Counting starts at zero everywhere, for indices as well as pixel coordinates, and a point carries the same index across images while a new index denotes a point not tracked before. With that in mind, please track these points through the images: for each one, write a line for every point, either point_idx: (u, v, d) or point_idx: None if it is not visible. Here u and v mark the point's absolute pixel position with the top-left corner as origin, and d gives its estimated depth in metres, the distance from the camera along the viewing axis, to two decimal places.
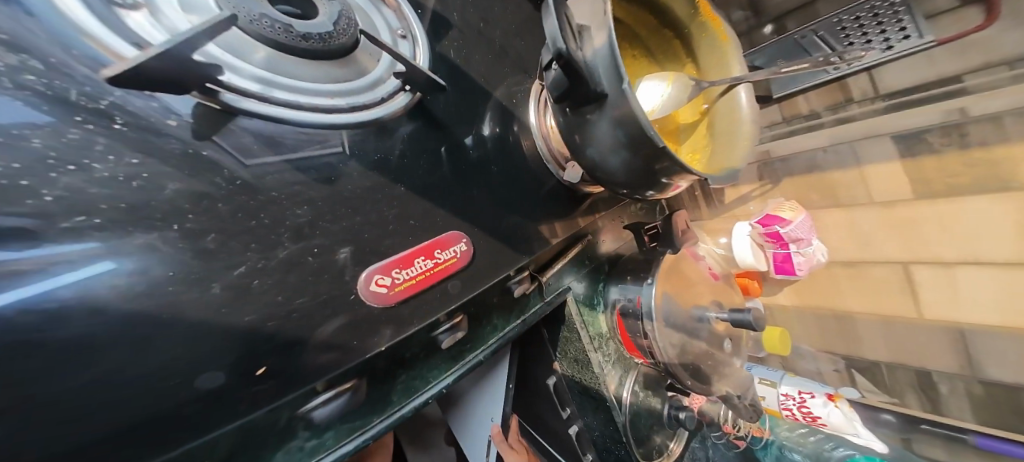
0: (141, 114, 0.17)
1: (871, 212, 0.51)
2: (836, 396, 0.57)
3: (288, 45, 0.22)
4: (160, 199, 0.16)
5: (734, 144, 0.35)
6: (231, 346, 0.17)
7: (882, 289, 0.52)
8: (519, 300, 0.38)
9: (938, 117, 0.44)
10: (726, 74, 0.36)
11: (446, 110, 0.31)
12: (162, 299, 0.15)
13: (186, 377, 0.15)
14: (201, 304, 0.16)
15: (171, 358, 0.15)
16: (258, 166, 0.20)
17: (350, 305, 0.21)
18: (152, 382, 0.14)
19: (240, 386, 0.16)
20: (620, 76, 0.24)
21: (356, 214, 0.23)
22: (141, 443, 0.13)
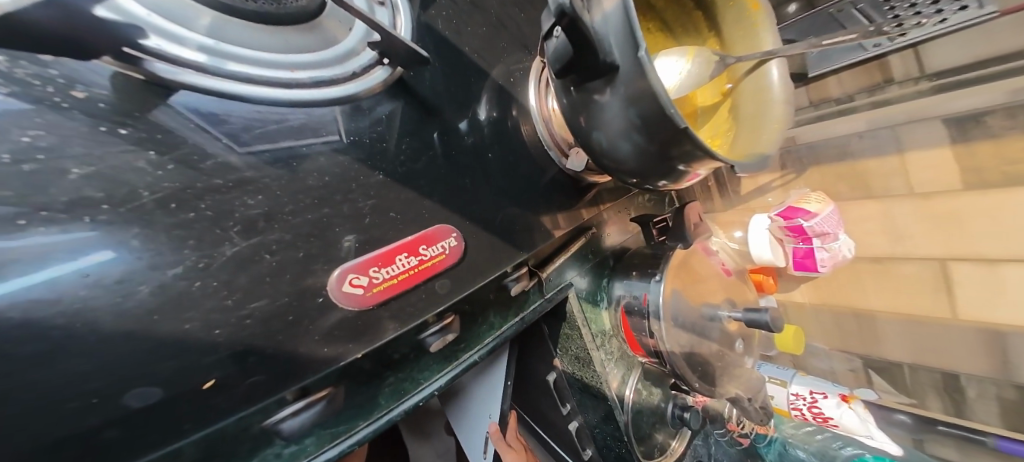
0: (29, 80, 0.14)
1: (907, 204, 0.47)
2: (850, 397, 0.54)
3: (236, 7, 0.19)
4: (61, 187, 0.13)
5: (764, 128, 0.31)
6: (166, 359, 0.14)
7: (912, 286, 0.48)
8: (517, 297, 0.35)
9: (1002, 97, 0.38)
10: (756, 49, 0.31)
11: (433, 89, 0.28)
12: (65, 308, 0.13)
13: (108, 396, 0.13)
14: (122, 312, 0.14)
15: (86, 375, 0.13)
16: (196, 148, 0.17)
17: (316, 309, 0.19)
18: (60, 404, 0.12)
19: (179, 402, 0.14)
20: (637, 43, 0.20)
21: (324, 205, 0.20)
22: None
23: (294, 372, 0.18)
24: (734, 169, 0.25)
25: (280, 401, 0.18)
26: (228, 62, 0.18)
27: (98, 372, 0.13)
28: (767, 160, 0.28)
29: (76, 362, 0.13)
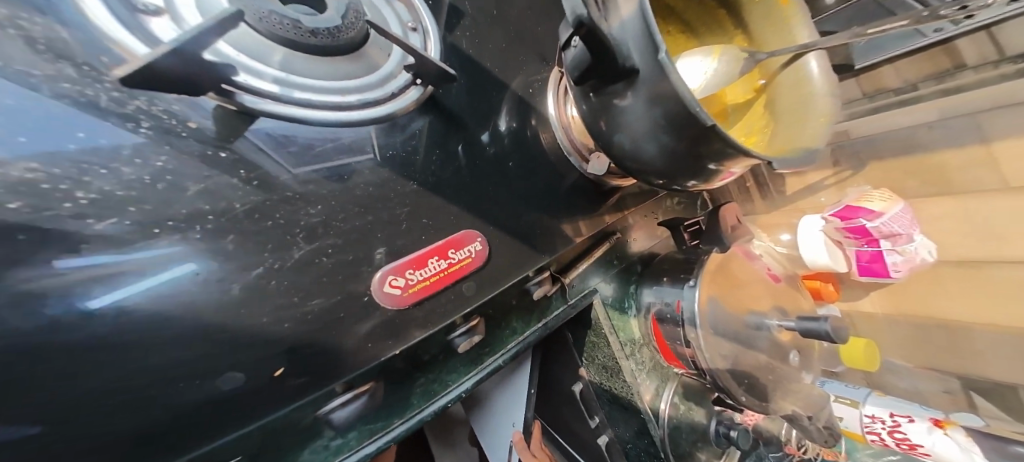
0: (162, 115, 0.18)
1: (998, 200, 0.40)
2: (945, 422, 0.45)
3: (299, 42, 0.22)
4: (180, 201, 0.17)
5: (805, 123, 0.29)
6: (250, 347, 0.17)
7: (1016, 294, 0.40)
8: (539, 302, 0.36)
9: None
10: (790, 42, 0.30)
11: (458, 104, 0.30)
12: (181, 300, 0.16)
13: (209, 377, 0.16)
14: (218, 304, 0.16)
15: (183, 361, 0.15)
16: (272, 166, 0.20)
17: (363, 306, 0.21)
18: (176, 382, 0.15)
19: (261, 387, 0.17)
20: (656, 45, 0.20)
21: (368, 213, 0.22)
22: (177, 434, 0.14)
23: (347, 365, 0.19)
24: (772, 166, 0.23)
25: (332, 392, 0.20)
26: (296, 91, 0.22)
27: (202, 357, 0.16)
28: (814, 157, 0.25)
29: (185, 346, 0.15)
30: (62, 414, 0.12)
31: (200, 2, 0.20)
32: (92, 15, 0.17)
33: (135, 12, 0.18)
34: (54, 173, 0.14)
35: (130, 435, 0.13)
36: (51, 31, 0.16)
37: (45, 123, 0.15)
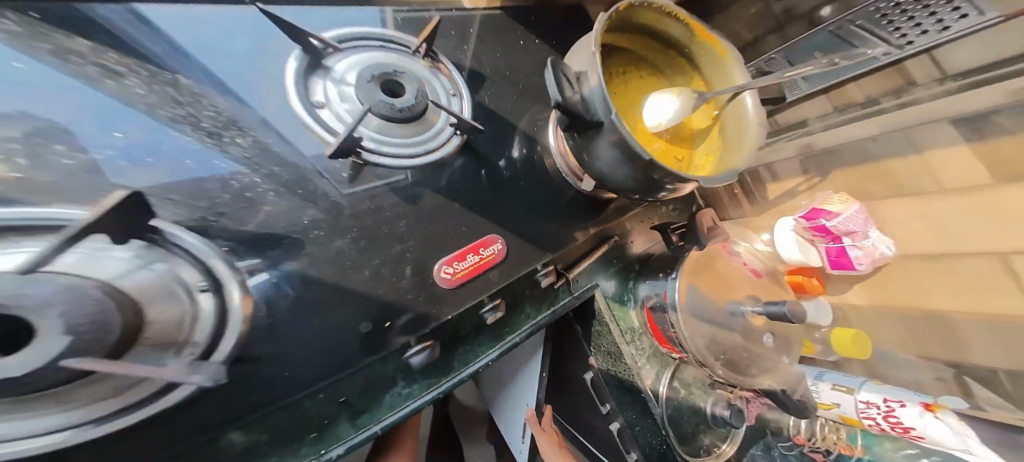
0: (327, 170, 0.33)
1: (948, 199, 0.43)
2: (936, 406, 0.48)
3: (393, 117, 0.35)
4: (344, 220, 0.32)
5: (738, 148, 0.37)
6: (373, 308, 0.31)
7: (969, 285, 0.43)
8: (548, 293, 0.45)
9: (1005, 96, 0.35)
10: (731, 83, 0.39)
11: (487, 145, 0.42)
12: (345, 273, 0.31)
13: (356, 323, 0.30)
14: (363, 279, 0.31)
15: (347, 313, 0.30)
16: (372, 201, 0.34)
17: (430, 283, 0.34)
18: (342, 325, 0.29)
19: (378, 332, 0.30)
20: (610, 108, 0.30)
21: (430, 225, 0.36)
22: (343, 353, 0.29)
23: (422, 322, 0.33)
24: (702, 183, 0.32)
25: (407, 341, 0.32)
26: (386, 146, 0.35)
27: (352, 311, 0.30)
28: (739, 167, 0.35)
29: (349, 300, 0.30)
30: (300, 334, 0.28)
31: (345, 97, 0.35)
32: (301, 116, 0.33)
33: (315, 109, 0.34)
34: (296, 207, 0.31)
35: (328, 346, 0.28)
36: (283, 125, 0.33)
37: (292, 187, 0.31)
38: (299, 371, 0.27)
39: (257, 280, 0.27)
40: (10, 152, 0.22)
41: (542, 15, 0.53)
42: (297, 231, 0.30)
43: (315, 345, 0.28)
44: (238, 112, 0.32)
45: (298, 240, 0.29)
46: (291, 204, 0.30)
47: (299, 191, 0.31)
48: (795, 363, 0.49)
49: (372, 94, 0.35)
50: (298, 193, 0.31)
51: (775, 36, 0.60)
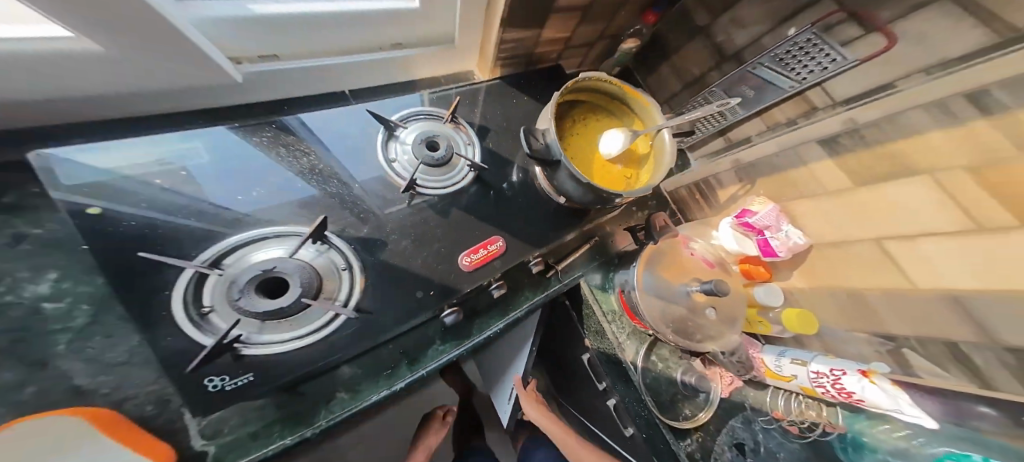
0: (393, 199, 0.54)
1: (829, 201, 0.57)
2: (871, 373, 0.58)
3: (433, 163, 0.55)
4: (408, 228, 0.53)
5: (658, 168, 0.57)
6: (426, 282, 0.51)
7: (868, 268, 0.55)
8: (545, 278, 0.65)
9: (842, 126, 0.49)
10: (655, 123, 0.57)
11: (493, 176, 0.62)
12: (409, 261, 0.51)
13: (417, 292, 0.50)
14: (422, 265, 0.52)
15: (415, 284, 0.51)
16: (421, 217, 0.54)
17: (456, 269, 0.53)
18: (408, 292, 0.50)
19: (430, 300, 0.51)
20: (559, 153, 0.50)
21: (456, 232, 0.55)
22: (410, 310, 0.49)
23: (452, 293, 0.52)
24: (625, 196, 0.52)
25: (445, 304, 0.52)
26: (426, 183, 0.56)
27: (414, 284, 0.51)
28: (662, 177, 0.54)
29: (412, 277, 0.51)
30: (388, 296, 0.49)
31: (404, 154, 0.57)
32: (382, 168, 0.55)
33: (389, 163, 0.56)
34: (382, 222, 0.52)
35: (405, 302, 0.49)
36: (369, 174, 0.55)
37: (377, 210, 0.53)
38: (382, 321, 0.47)
39: (371, 261, 0.50)
40: (263, 202, 0.48)
41: (529, 78, 0.73)
42: (382, 236, 0.51)
43: (392, 302, 0.49)
44: (344, 168, 0.54)
45: (381, 242, 0.51)
46: (379, 222, 0.52)
47: (381, 213, 0.53)
48: (739, 334, 0.62)
49: (419, 151, 0.56)
50: (382, 214, 0.53)
51: (714, 73, 0.71)
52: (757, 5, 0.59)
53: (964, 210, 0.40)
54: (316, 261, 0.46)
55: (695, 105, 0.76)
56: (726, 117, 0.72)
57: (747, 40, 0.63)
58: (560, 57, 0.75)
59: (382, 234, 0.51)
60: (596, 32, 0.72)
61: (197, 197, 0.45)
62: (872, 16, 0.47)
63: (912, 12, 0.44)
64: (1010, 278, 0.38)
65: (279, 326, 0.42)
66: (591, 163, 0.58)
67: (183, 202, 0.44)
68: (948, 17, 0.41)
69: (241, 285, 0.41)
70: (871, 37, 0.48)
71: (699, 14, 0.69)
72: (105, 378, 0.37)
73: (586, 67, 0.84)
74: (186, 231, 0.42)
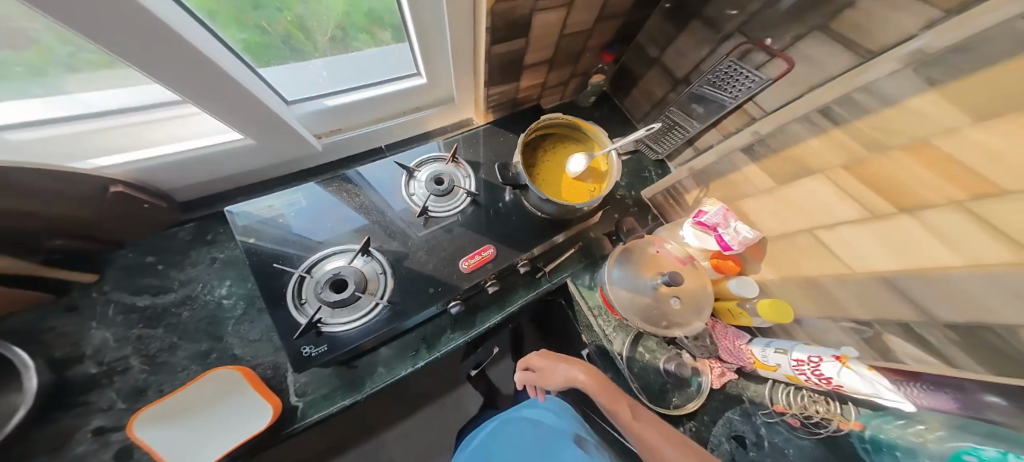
0: (412, 223, 0.74)
1: (772, 198, 0.64)
2: (844, 357, 0.62)
3: (438, 194, 0.74)
4: (423, 243, 0.73)
5: (611, 180, 0.70)
6: (436, 280, 0.70)
7: (814, 255, 0.61)
8: (536, 279, 0.83)
9: (759, 134, 0.59)
10: (605, 146, 0.72)
11: (487, 199, 0.79)
12: (424, 266, 0.71)
13: (430, 289, 0.69)
14: (433, 268, 0.71)
15: (428, 284, 0.70)
16: (433, 233, 0.74)
17: (457, 271, 0.71)
18: (425, 289, 0.69)
19: (438, 295, 0.69)
20: (524, 180, 0.67)
21: (458, 243, 0.73)
22: (427, 301, 0.69)
23: (455, 289, 0.70)
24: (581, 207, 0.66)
25: (451, 298, 0.70)
26: (435, 209, 0.75)
27: (428, 283, 0.70)
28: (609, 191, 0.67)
29: (425, 278, 0.70)
30: (410, 291, 0.69)
31: (418, 189, 0.77)
32: (404, 201, 0.76)
33: (410, 196, 0.76)
34: (404, 239, 0.72)
35: (423, 296, 0.69)
36: (395, 206, 0.75)
37: (402, 231, 0.73)
38: (406, 311, 0.67)
39: (399, 267, 0.70)
40: (329, 231, 0.71)
41: (514, 118, 0.92)
42: (405, 249, 0.72)
43: (412, 296, 0.68)
44: (379, 203, 0.75)
45: (404, 253, 0.71)
46: (403, 239, 0.72)
47: (405, 232, 0.73)
48: (706, 320, 0.70)
49: (429, 186, 0.75)
50: (405, 234, 0.73)
51: (672, 93, 0.83)
52: (690, 39, 0.72)
53: (856, 200, 0.49)
54: (365, 268, 0.68)
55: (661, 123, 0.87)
56: (685, 131, 0.83)
57: (690, 66, 0.75)
58: (540, 97, 0.93)
59: (405, 247, 0.72)
60: (567, 75, 0.88)
61: (294, 228, 0.70)
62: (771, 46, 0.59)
63: (797, 42, 0.55)
64: (920, 254, 0.45)
65: (342, 312, 0.64)
66: (559, 180, 0.73)
67: (285, 233, 0.69)
68: (821, 44, 0.52)
69: (323, 283, 0.64)
70: (775, 61, 0.59)
71: (651, 48, 0.82)
72: (248, 348, 0.68)
73: (566, 99, 1.00)
74: (288, 251, 0.67)
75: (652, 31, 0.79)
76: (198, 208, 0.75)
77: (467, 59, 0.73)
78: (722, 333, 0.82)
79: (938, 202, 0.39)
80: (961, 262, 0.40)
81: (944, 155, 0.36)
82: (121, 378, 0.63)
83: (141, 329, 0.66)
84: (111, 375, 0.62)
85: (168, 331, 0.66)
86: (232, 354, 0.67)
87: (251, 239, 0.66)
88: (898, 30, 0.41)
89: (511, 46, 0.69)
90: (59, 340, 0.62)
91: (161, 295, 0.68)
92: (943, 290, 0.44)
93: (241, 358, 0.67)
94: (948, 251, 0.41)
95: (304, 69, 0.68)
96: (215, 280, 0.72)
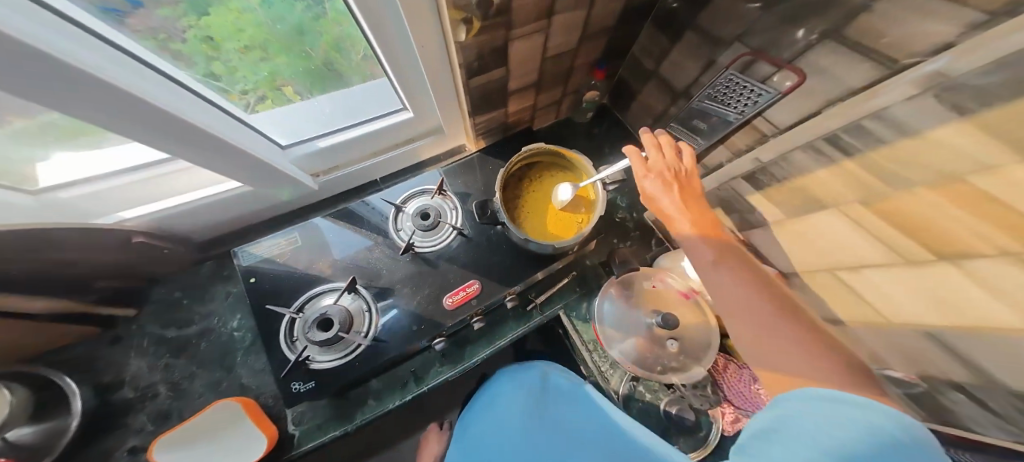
0: (398, 259, 0.75)
1: (783, 231, 0.56)
2: None
3: (423, 229, 0.75)
4: (409, 279, 0.73)
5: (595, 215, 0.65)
6: (421, 317, 0.71)
7: (843, 295, 0.53)
8: (528, 311, 0.80)
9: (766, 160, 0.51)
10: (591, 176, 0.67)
11: (473, 230, 0.77)
12: (410, 302, 0.72)
13: (417, 326, 0.70)
14: (420, 304, 0.72)
15: (414, 320, 0.71)
16: (419, 269, 0.74)
17: (442, 307, 0.72)
18: (411, 326, 0.70)
19: (423, 332, 0.70)
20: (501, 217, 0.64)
21: (444, 278, 0.73)
22: (413, 337, 0.70)
23: (439, 326, 0.71)
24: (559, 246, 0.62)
25: (436, 333, 0.71)
26: (421, 243, 0.75)
27: (414, 320, 0.71)
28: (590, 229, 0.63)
29: (411, 315, 0.71)
30: (395, 328, 0.70)
31: (406, 224, 0.78)
32: (392, 235, 0.77)
33: (398, 231, 0.77)
34: (392, 274, 0.74)
35: (408, 333, 0.70)
36: (384, 242, 0.77)
37: (389, 266, 0.74)
38: (393, 348, 0.69)
39: (385, 304, 0.72)
40: (324, 268, 0.74)
41: (506, 143, 0.89)
42: (394, 284, 0.73)
43: (398, 332, 0.70)
44: (372, 238, 0.77)
45: (392, 289, 0.73)
46: (391, 274, 0.74)
47: (392, 268, 0.74)
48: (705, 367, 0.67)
49: (415, 220, 0.76)
50: (393, 269, 0.75)
51: (673, 107, 0.75)
52: (688, 50, 0.64)
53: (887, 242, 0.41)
54: (351, 305, 0.70)
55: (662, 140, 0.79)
56: (688, 149, 0.73)
57: (690, 78, 0.67)
58: (531, 120, 0.88)
59: (393, 282, 0.73)
60: (558, 95, 0.82)
61: (291, 266, 0.73)
62: (776, 58, 0.50)
63: (807, 51, 0.46)
64: (964, 313, 0.36)
65: (329, 349, 0.67)
66: (543, 212, 0.69)
67: (284, 271, 0.73)
68: (835, 54, 0.43)
69: (311, 322, 0.67)
70: (784, 73, 0.49)
71: (647, 61, 0.75)
72: (257, 378, 0.75)
73: (562, 117, 0.95)
74: (286, 289, 0.71)
75: (646, 44, 0.73)
76: (213, 247, 0.81)
77: (448, 94, 0.70)
78: (736, 373, 0.74)
79: (981, 259, 0.31)
80: (1013, 333, 0.31)
81: (982, 199, 0.29)
82: (151, 403, 0.71)
83: (168, 358, 0.74)
84: (144, 400, 0.71)
85: (190, 360, 0.74)
86: (241, 383, 0.74)
87: (253, 279, 0.70)
88: (931, 38, 0.32)
89: (489, 77, 0.63)
90: (102, 369, 0.71)
91: (183, 328, 0.76)
92: (995, 361, 0.35)
93: (248, 387, 0.74)
94: (994, 315, 0.33)
95: (311, 107, 0.72)
96: (229, 314, 0.78)
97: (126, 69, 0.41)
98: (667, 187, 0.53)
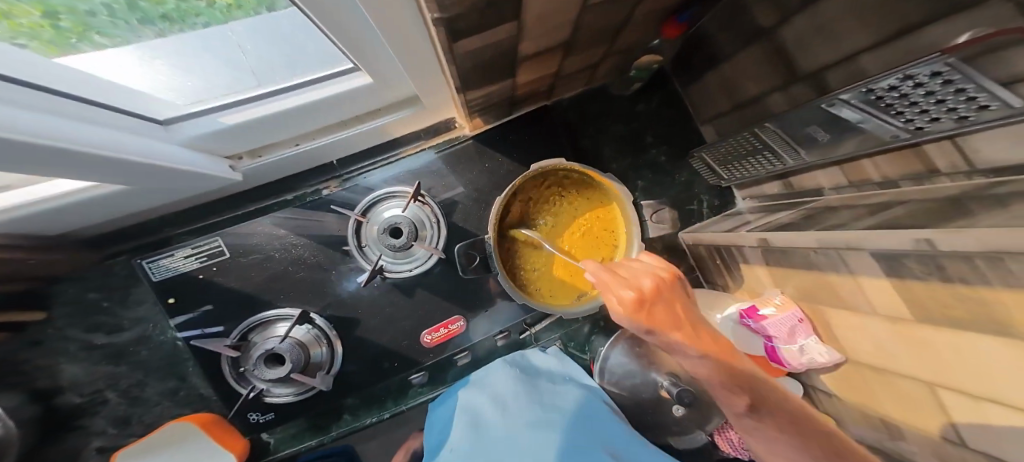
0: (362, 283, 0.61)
1: (878, 323, 0.40)
2: None
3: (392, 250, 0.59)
4: (383, 308, 0.61)
5: None
6: (392, 354, 0.62)
7: (913, 405, 0.37)
8: (523, 340, 0.66)
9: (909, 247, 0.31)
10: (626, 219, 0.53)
11: (453, 254, 0.62)
12: (382, 336, 0.61)
13: (390, 362, 0.62)
14: (396, 337, 0.62)
15: (386, 357, 0.62)
16: (392, 297, 0.61)
17: (416, 344, 0.62)
18: (385, 362, 0.62)
19: (398, 368, 0.62)
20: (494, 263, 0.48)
21: (422, 309, 0.62)
22: (387, 372, 0.62)
23: (416, 363, 0.63)
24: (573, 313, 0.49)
25: (410, 368, 0.63)
26: (394, 268, 0.60)
27: (385, 354, 0.62)
28: None
29: (379, 351, 0.62)
30: (363, 363, 0.61)
31: (371, 239, 0.61)
32: (358, 251, 0.60)
33: (361, 249, 0.61)
34: (360, 301, 0.61)
35: (381, 368, 0.62)
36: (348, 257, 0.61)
37: (356, 292, 0.61)
38: (362, 383, 0.62)
39: (355, 335, 0.61)
40: (269, 287, 0.59)
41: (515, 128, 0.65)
42: (364, 315, 0.61)
43: (367, 368, 0.62)
44: (331, 254, 0.61)
45: (358, 319, 0.61)
46: (362, 301, 0.61)
47: (359, 293, 0.61)
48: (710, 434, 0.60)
49: (385, 238, 0.59)
50: (359, 294, 0.61)
51: (777, 97, 0.50)
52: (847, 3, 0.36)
53: None
54: (305, 337, 0.58)
55: (736, 144, 0.57)
56: (778, 162, 0.52)
57: (836, 55, 0.39)
58: (551, 90, 0.61)
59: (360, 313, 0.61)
60: (597, 57, 0.53)
61: (224, 284, 0.59)
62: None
63: None
64: None
65: (283, 385, 0.60)
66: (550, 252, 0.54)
67: (221, 291, 0.58)
68: None
69: (256, 359, 0.55)
70: None
71: (759, 11, 0.47)
72: (212, 391, 0.68)
73: (595, 83, 0.67)
74: (232, 310, 0.59)
75: None
76: (130, 237, 0.66)
77: (427, 60, 0.44)
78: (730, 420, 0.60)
79: None
80: None
81: None
82: (104, 408, 0.65)
83: (106, 365, 0.65)
84: (96, 406, 0.65)
85: (135, 369, 0.66)
86: (199, 393, 0.68)
87: (172, 300, 0.57)
88: None
89: (493, 37, 0.36)
90: None
91: (115, 334, 0.66)
92: None
93: (208, 398, 0.68)
94: None
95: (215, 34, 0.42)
96: (163, 320, 0.67)
97: (22, 106, 0.25)
98: (668, 312, 0.38)
